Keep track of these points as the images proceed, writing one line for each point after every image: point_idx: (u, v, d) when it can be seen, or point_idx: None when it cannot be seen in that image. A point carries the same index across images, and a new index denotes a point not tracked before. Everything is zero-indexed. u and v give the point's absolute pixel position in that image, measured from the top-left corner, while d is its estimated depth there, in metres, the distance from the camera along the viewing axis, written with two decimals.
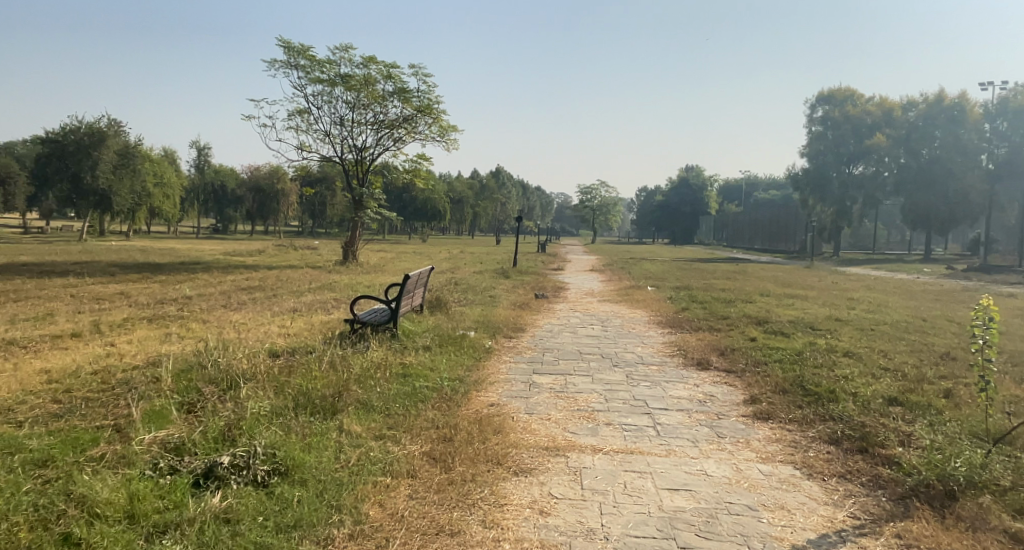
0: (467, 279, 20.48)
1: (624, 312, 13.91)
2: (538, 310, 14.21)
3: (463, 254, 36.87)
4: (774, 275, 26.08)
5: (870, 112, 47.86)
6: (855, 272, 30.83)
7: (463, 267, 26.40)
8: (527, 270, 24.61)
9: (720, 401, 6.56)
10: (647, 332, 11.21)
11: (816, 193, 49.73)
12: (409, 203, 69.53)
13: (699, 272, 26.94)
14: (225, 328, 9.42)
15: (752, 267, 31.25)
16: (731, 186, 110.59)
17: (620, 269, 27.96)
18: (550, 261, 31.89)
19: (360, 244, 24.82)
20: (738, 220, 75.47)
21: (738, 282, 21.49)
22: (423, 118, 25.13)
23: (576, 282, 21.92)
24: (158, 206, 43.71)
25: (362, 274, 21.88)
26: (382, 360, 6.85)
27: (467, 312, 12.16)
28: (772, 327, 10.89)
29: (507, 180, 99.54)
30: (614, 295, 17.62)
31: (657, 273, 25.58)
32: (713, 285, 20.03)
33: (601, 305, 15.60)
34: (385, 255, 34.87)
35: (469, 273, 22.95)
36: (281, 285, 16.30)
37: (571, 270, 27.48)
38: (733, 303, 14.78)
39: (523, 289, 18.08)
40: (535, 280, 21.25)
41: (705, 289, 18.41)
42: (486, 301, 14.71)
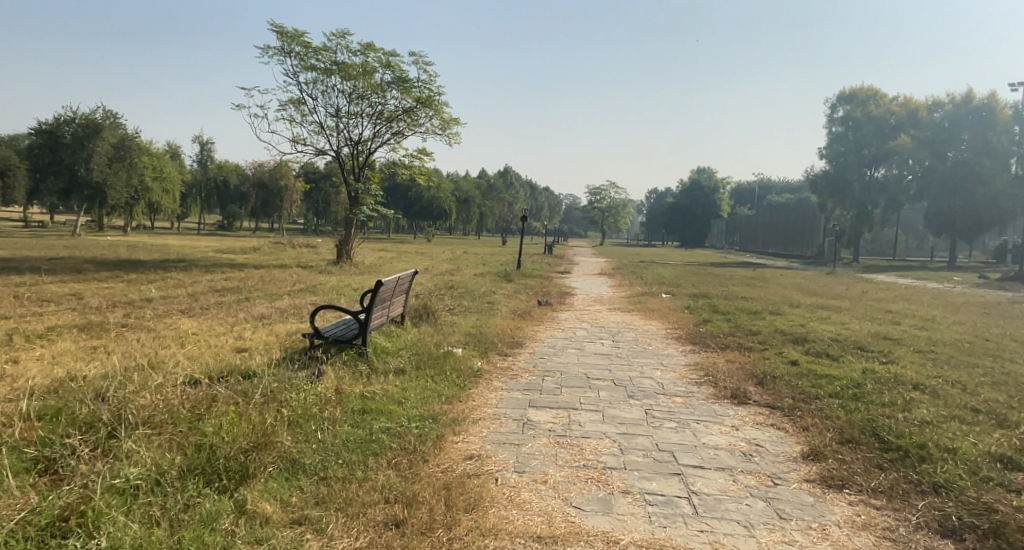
0: (468, 282, 19.05)
1: (638, 325, 12.36)
2: (540, 320, 12.70)
3: (467, 255, 35.39)
4: (796, 282, 24.49)
5: (894, 113, 45.89)
6: (881, 280, 29.14)
7: (465, 270, 24.94)
8: (532, 273, 23.14)
9: (772, 456, 5.05)
10: (666, 349, 9.70)
11: (835, 196, 47.84)
12: (416, 202, 68.06)
13: (715, 277, 25.40)
14: (166, 338, 7.92)
15: (770, 273, 29.68)
16: (744, 189, 108.51)
17: (630, 273, 26.42)
18: (556, 263, 30.36)
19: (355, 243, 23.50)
20: (752, 223, 73.56)
21: (759, 290, 19.93)
22: (425, 111, 23.70)
23: (584, 287, 20.42)
24: (157, 200, 42.45)
25: (355, 276, 20.52)
26: (332, 392, 5.31)
27: (459, 323, 10.66)
28: (815, 347, 9.35)
29: (517, 180, 98.03)
30: (626, 303, 16.09)
31: (670, 278, 24.06)
32: (731, 293, 18.49)
33: (611, 315, 14.06)
34: (386, 255, 33.50)
35: (469, 276, 21.53)
36: (261, 287, 14.85)
37: (579, 273, 25.96)
38: (761, 315, 13.24)
39: (526, 295, 16.57)
40: (540, 285, 19.79)
41: (726, 298, 16.82)
42: (484, 308, 13.25)
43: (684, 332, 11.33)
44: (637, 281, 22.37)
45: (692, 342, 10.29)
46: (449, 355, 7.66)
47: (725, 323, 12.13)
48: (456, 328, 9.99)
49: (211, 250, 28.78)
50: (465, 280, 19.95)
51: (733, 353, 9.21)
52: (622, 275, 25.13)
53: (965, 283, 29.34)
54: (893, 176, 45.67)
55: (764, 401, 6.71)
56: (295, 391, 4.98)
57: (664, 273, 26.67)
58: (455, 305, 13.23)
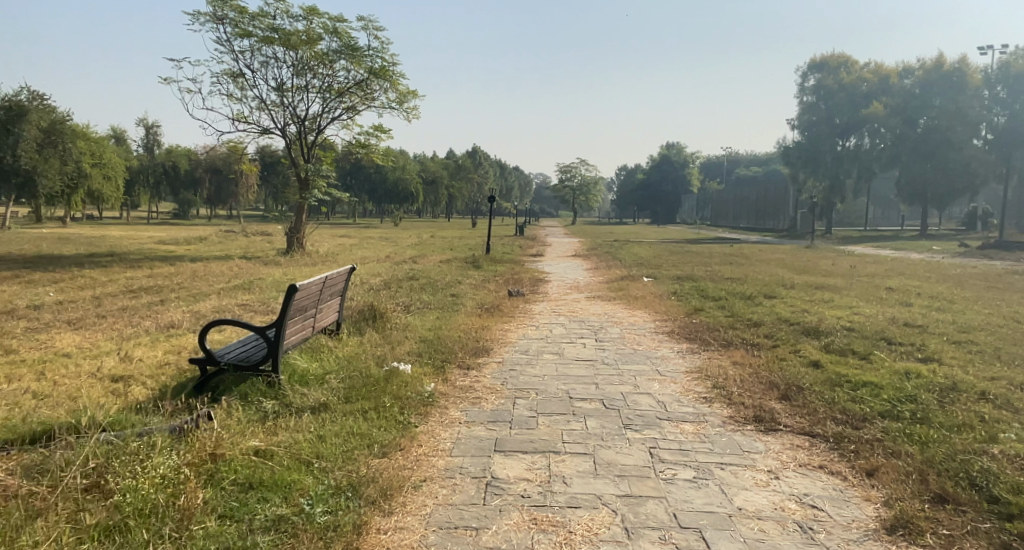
0: (430, 271, 17.38)
1: (623, 318, 10.81)
2: (510, 315, 11.08)
3: (433, 239, 33.57)
4: (778, 258, 23.26)
5: (866, 80, 44.72)
6: (863, 252, 28.07)
7: (429, 255, 23.23)
8: (501, 258, 21.52)
9: (847, 532, 3.50)
10: (661, 348, 8.17)
11: (808, 167, 46.74)
12: (379, 184, 65.48)
13: (694, 256, 24.06)
14: (22, 366, 6.10)
15: (749, 249, 28.53)
16: (713, 163, 107.88)
17: (605, 253, 24.95)
18: (526, 246, 28.76)
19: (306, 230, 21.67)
20: (723, 198, 72.66)
21: (744, 269, 18.58)
22: (379, 82, 21.79)
23: (558, 271, 18.88)
24: (97, 187, 39.67)
25: (307, 266, 18.73)
26: (193, 462, 3.60)
27: (413, 324, 9.01)
28: (834, 341, 7.90)
29: (485, 160, 95.85)
30: (605, 289, 14.57)
31: (647, 258, 22.63)
32: (714, 273, 17.14)
33: (591, 305, 12.48)
34: (345, 242, 31.58)
35: (432, 264, 19.84)
36: (188, 286, 12.94)
37: (550, 256, 24.42)
38: (755, 299, 11.84)
39: (494, 284, 14.92)
40: (510, 271, 18.17)
41: (712, 280, 15.39)
42: (447, 303, 11.61)
43: (676, 325, 9.84)
44: (612, 263, 20.91)
45: (688, 339, 8.77)
46: (392, 374, 6.04)
47: (719, 311, 10.68)
48: (410, 333, 8.31)
49: (152, 243, 26.54)
50: (428, 268, 18.30)
51: (740, 353, 7.72)
52: (596, 257, 23.66)
53: (946, 252, 28.52)
54: (865, 145, 44.63)
55: (800, 426, 5.18)
56: (112, 478, 3.23)
57: (641, 253, 25.29)
58: (412, 300, 11.56)
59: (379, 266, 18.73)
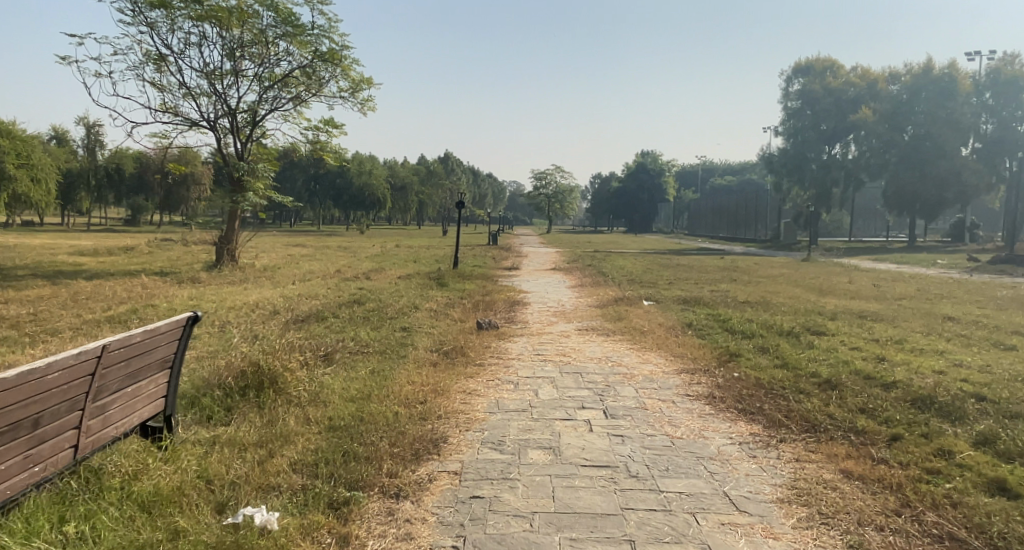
0: (383, 291, 14.29)
1: (631, 368, 7.84)
2: (478, 361, 8.07)
3: (396, 250, 30.40)
4: (782, 274, 20.51)
5: (852, 84, 40.81)
6: (869, 265, 25.54)
7: (387, 270, 20.08)
8: (471, 272, 18.52)
9: None
10: (712, 438, 5.16)
11: (792, 177, 42.93)
12: (344, 190, 61.79)
13: (690, 271, 21.24)
14: None
15: (745, 261, 25.78)
16: (688, 171, 106.13)
17: (587, 267, 22.11)
18: (500, 258, 25.74)
19: (236, 243, 18.49)
20: (702, 207, 70.36)
21: (755, 289, 15.82)
22: (327, 68, 18.61)
23: (538, 291, 15.93)
24: (24, 191, 35.80)
25: (234, 283, 15.61)
26: None
27: (330, 391, 5.97)
28: (986, 425, 4.97)
29: (457, 166, 92.89)
30: (598, 319, 11.58)
31: (637, 274, 19.76)
32: (726, 295, 14.29)
33: (585, 344, 9.48)
34: (299, 253, 28.32)
35: (388, 281, 16.80)
36: (48, 322, 9.72)
37: (526, 270, 21.49)
38: (803, 337, 8.92)
39: (460, 310, 11.94)
40: (481, 291, 15.17)
41: (728, 306, 12.47)
42: (390, 343, 8.55)
43: (715, 385, 6.85)
44: (599, 280, 18.03)
45: (742, 415, 5.78)
46: None
47: (767, 359, 7.73)
48: (314, 418, 5.23)
49: (66, 256, 23.06)
50: (382, 287, 15.28)
51: (849, 451, 4.75)
52: (579, 271, 20.76)
53: (950, 266, 26.23)
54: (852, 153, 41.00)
55: None
56: None
57: (628, 266, 22.48)
58: (342, 341, 8.46)
59: (322, 284, 15.68)
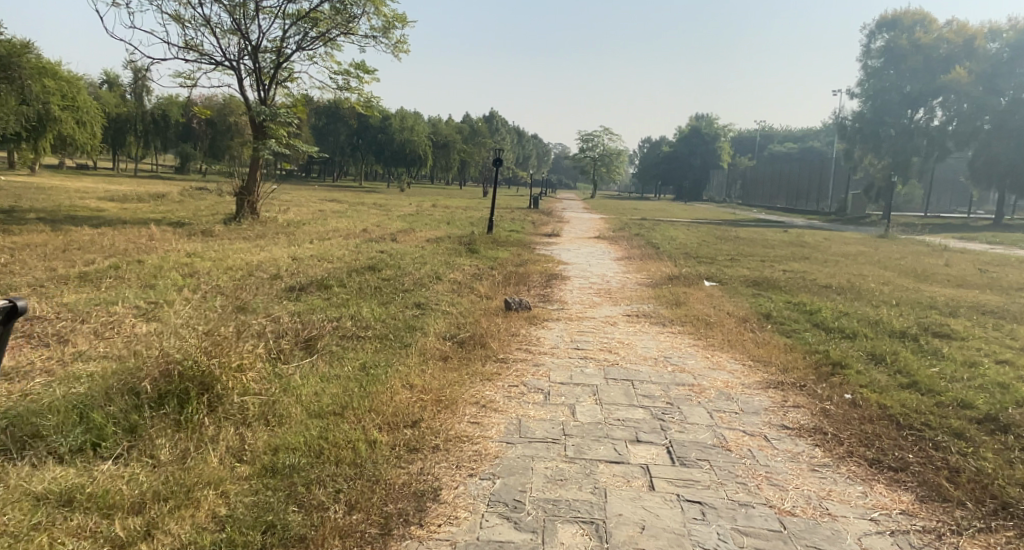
0: (405, 258, 12.66)
1: (699, 379, 6.03)
2: (501, 357, 6.37)
3: (433, 209, 28.85)
4: (857, 253, 18.29)
5: (945, 41, 36.94)
6: (950, 245, 23.05)
7: (417, 231, 18.56)
8: (506, 237, 16.93)
9: None
10: (841, 519, 3.38)
11: (867, 143, 39.76)
12: (386, 145, 60.41)
13: (751, 245, 19.16)
14: None
15: (810, 236, 23.48)
16: (744, 138, 101.76)
17: (635, 236, 20.26)
18: (541, 222, 23.91)
19: (253, 198, 17.13)
20: (757, 175, 66.92)
21: (831, 271, 13.77)
22: (358, 4, 16.85)
23: (581, 262, 14.12)
24: (66, 132, 35.14)
25: (248, 238, 14.22)
26: None
27: (288, 402, 4.32)
28: None
29: (504, 126, 90.83)
30: (651, 301, 9.77)
31: (692, 246, 17.84)
32: (798, 278, 12.31)
33: (638, 337, 7.70)
34: (330, 209, 26.96)
35: (414, 245, 15.23)
36: (11, 275, 8.33)
37: (568, 237, 19.69)
38: (918, 348, 7.01)
39: (489, 285, 10.30)
40: (515, 260, 13.43)
41: (806, 292, 10.53)
42: (395, 326, 6.88)
43: (820, 416, 5.03)
44: (650, 252, 16.13)
45: (874, 474, 3.96)
46: None
47: (884, 381, 5.84)
48: (250, 449, 3.61)
49: (88, 201, 22.03)
50: (407, 252, 13.68)
51: None
52: (627, 241, 18.87)
53: None
54: (937, 119, 37.38)
55: None
56: None
57: (680, 237, 20.53)
58: (336, 321, 6.81)
59: (342, 245, 14.17)
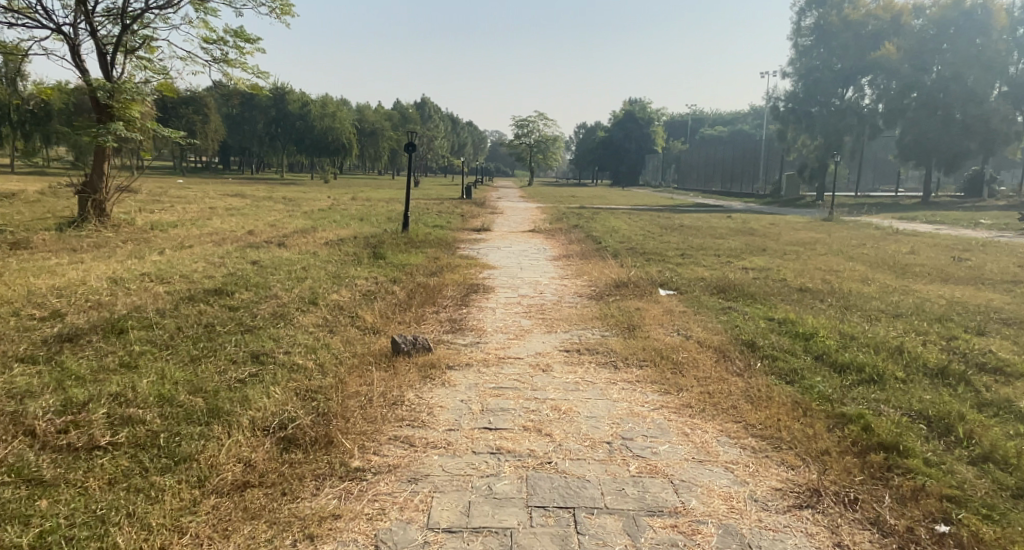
0: (282, 272, 9.89)
1: (685, 498, 3.57)
2: (356, 470, 3.77)
3: (348, 203, 25.74)
4: (815, 238, 16.32)
5: (873, 16, 35.64)
6: (905, 227, 21.51)
7: (319, 231, 15.66)
8: (422, 236, 14.25)
9: None
10: None
11: (799, 124, 38.24)
12: (305, 134, 56.39)
13: (699, 235, 17.00)
14: None
15: (760, 221, 21.54)
16: (677, 120, 100.95)
17: (573, 229, 17.89)
18: (469, 214, 21.29)
19: (95, 213, 15.11)
20: (692, 157, 65.71)
21: (798, 261, 11.65)
22: None
23: (509, 265, 11.58)
24: None
25: (84, 256, 11.22)
26: None
27: None
28: None
29: (434, 112, 87.31)
30: (595, 324, 7.31)
31: (637, 240, 15.52)
32: (765, 274, 10.12)
33: (580, 391, 5.23)
34: (229, 206, 23.71)
35: (303, 249, 12.43)
36: None
37: (497, 232, 17.13)
38: (987, 407, 4.73)
39: (378, 310, 7.62)
40: (427, 267, 10.79)
41: (788, 298, 8.25)
42: (180, 412, 4.32)
43: None
44: (591, 249, 13.71)
45: None
46: None
47: (987, 494, 3.50)
48: None
49: None
50: (291, 261, 10.90)
51: None
52: (563, 235, 16.47)
53: (994, 227, 22.38)
54: (867, 98, 36.23)
55: None
56: None
57: (623, 228, 18.26)
58: (75, 410, 4.26)
59: (209, 259, 11.29)
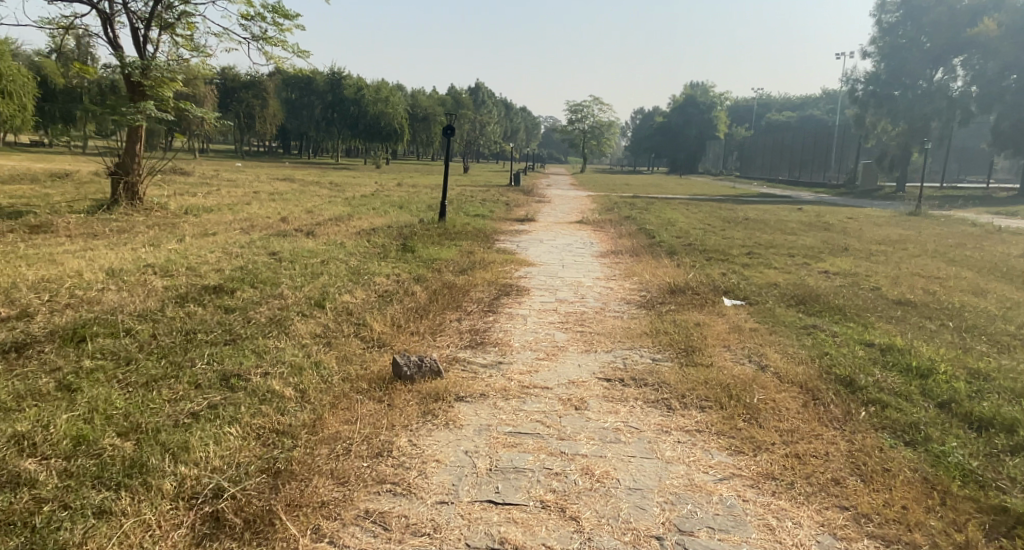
0: (297, 266, 8.89)
1: None
2: None
3: (394, 189, 24.86)
4: (901, 236, 14.53)
5: None
6: (1002, 224, 19.25)
7: (353, 219, 14.76)
8: (460, 227, 13.16)
9: None
10: None
11: (880, 109, 35.54)
12: (359, 118, 56.05)
13: (768, 230, 15.39)
14: None
15: (836, 216, 19.63)
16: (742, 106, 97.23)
17: (627, 221, 16.51)
18: (515, 203, 20.14)
19: (126, 197, 14.56)
20: (757, 145, 62.81)
21: (890, 264, 10.06)
22: None
23: (550, 262, 10.37)
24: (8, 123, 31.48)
25: (99, 243, 10.53)
26: None
27: None
28: None
29: (491, 98, 86.27)
30: (645, 342, 6.04)
31: (697, 234, 14.07)
32: (852, 280, 8.61)
33: (623, 442, 4.02)
34: (272, 191, 23.05)
35: (330, 239, 11.50)
36: None
37: (543, 222, 15.92)
38: None
39: (389, 318, 6.52)
40: (459, 263, 9.66)
41: (884, 314, 6.78)
42: (92, 466, 3.30)
43: None
44: (644, 244, 12.36)
45: None
46: None
47: None
48: None
49: None
50: (311, 253, 9.90)
51: None
52: (614, 227, 15.12)
53: None
54: (958, 80, 33.23)
55: None
56: None
57: (681, 221, 16.78)
58: None
59: (226, 248, 10.39)
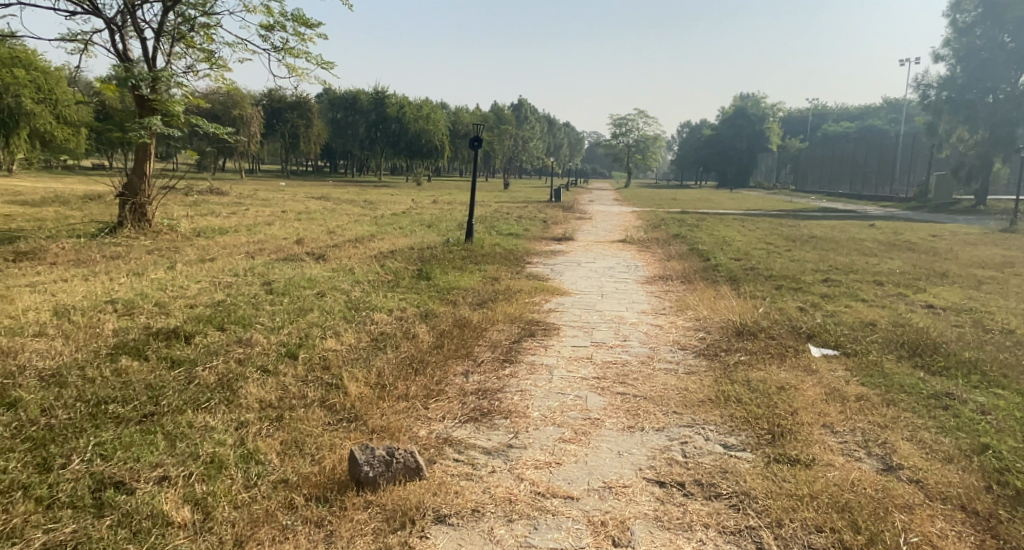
0: (286, 299, 7.47)
1: None
2: None
3: (428, 207, 23.45)
4: (1003, 257, 12.45)
5: None
6: None
7: (372, 240, 13.37)
8: (486, 249, 11.62)
9: None
10: None
11: (957, 115, 32.82)
12: (399, 136, 55.20)
13: (842, 250, 13.47)
14: None
15: (914, 232, 17.46)
16: (795, 116, 93.81)
17: (679, 239, 14.75)
18: (553, 221, 18.54)
19: (132, 221, 13.50)
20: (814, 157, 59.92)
21: (1010, 296, 8.14)
22: None
23: (588, 292, 8.74)
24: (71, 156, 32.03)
25: (79, 271, 9.32)
26: None
27: None
28: None
29: (534, 113, 84.95)
30: (713, 417, 4.39)
31: (760, 255, 12.24)
32: (973, 319, 6.78)
33: None
34: (300, 210, 21.96)
35: (337, 264, 10.09)
36: None
37: (582, 242, 14.27)
38: None
39: (371, 376, 4.99)
40: (478, 294, 8.11)
41: None
42: None
43: None
44: (699, 268, 10.64)
45: None
46: None
47: None
48: None
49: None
50: (308, 283, 8.49)
51: None
52: (663, 247, 13.39)
53: None
54: None
55: None
56: None
57: (739, 239, 14.92)
58: None
59: (217, 276, 9.06)
